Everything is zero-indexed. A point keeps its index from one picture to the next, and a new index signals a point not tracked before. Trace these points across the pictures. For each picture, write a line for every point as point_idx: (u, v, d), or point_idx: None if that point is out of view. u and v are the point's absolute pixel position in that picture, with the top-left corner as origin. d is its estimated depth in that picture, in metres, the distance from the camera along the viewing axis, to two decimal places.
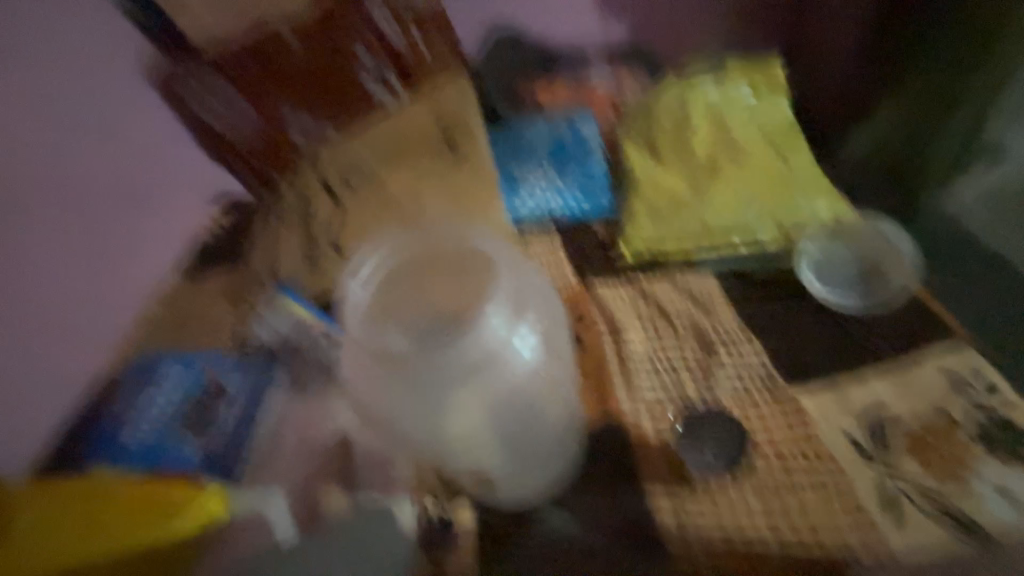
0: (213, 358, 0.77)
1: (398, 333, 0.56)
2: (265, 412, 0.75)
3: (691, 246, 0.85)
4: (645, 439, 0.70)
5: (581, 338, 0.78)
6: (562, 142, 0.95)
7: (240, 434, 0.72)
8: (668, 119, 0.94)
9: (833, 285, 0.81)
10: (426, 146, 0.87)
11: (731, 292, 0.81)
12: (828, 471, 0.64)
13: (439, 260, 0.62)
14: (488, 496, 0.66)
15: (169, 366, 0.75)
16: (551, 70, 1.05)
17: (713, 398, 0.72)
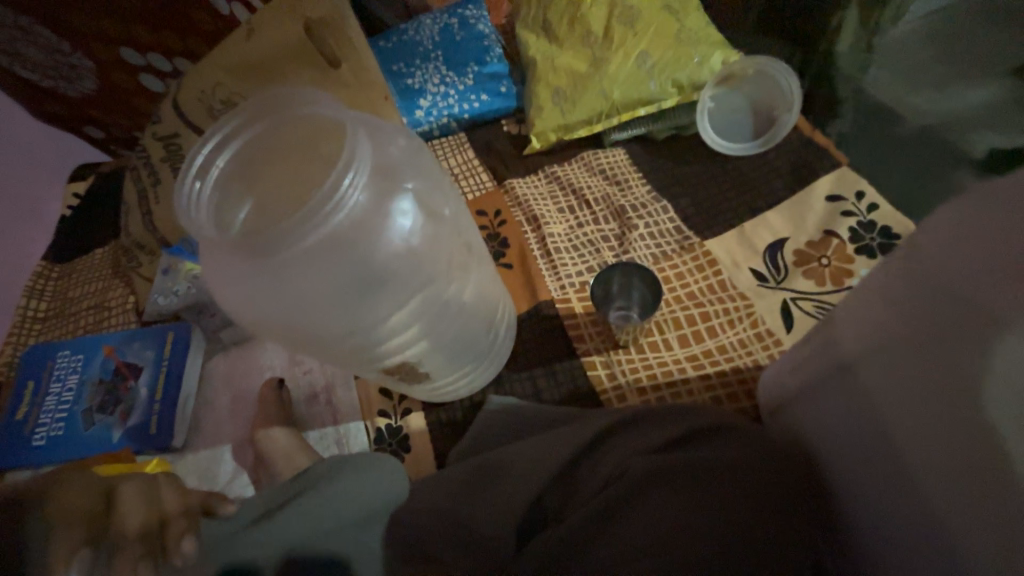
0: (132, 335, 0.82)
1: (362, 244, 0.40)
2: (194, 362, 0.80)
3: (693, 245, 0.74)
4: (565, 378, 0.68)
5: (548, 381, 0.68)
6: (451, 40, 0.93)
7: (168, 377, 0.77)
8: (629, 94, 0.82)
9: (864, 242, 0.67)
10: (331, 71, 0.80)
11: (716, 262, 0.71)
12: (745, 402, 0.61)
13: (310, 143, 0.40)
14: (422, 397, 0.68)
15: (77, 348, 0.81)
16: (462, 133, 0.96)
17: (655, 358, 0.66)
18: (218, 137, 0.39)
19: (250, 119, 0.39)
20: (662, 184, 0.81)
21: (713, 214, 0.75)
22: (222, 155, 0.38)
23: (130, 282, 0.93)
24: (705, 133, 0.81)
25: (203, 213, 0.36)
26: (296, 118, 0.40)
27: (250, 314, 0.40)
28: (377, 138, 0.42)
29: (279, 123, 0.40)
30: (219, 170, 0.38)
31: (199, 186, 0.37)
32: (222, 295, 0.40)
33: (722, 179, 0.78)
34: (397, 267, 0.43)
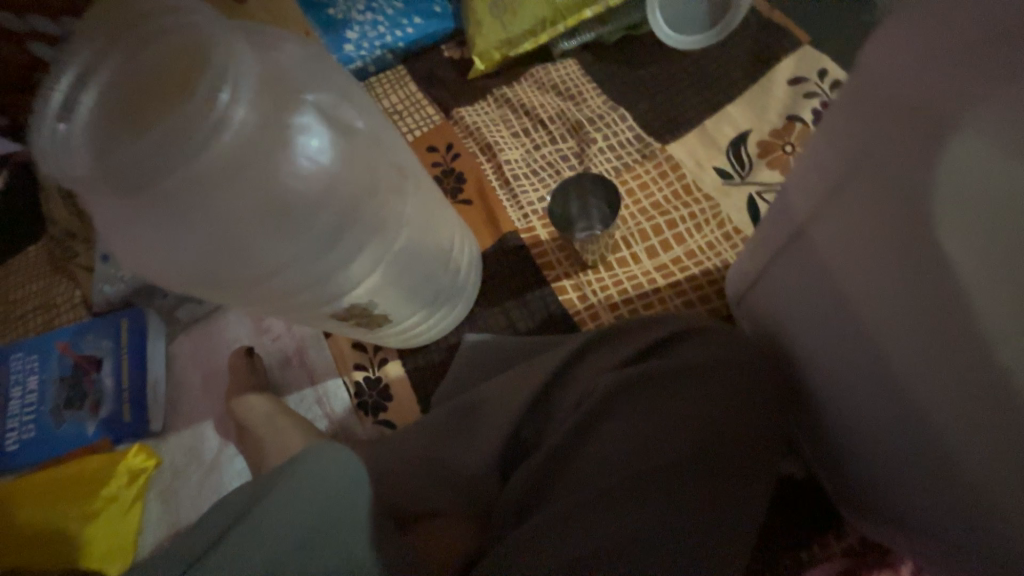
0: (83, 327, 0.77)
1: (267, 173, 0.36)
2: (156, 346, 0.76)
3: (655, 152, 0.70)
4: (536, 307, 0.67)
5: (520, 312, 0.67)
6: None
7: (131, 364, 0.74)
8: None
9: None
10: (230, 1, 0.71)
11: (679, 167, 0.68)
12: (716, 302, 0.61)
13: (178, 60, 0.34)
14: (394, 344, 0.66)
15: (29, 349, 0.77)
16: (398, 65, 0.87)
17: (624, 273, 0.65)
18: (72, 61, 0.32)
19: (106, 37, 0.33)
20: (618, 92, 0.75)
21: (673, 115, 0.71)
22: (80, 83, 0.32)
23: (72, 275, 0.87)
24: (660, 28, 0.73)
25: (76, 152, 0.32)
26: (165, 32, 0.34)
27: (165, 264, 0.38)
28: (264, 46, 0.37)
29: (144, 37, 0.33)
30: (82, 104, 0.32)
31: (65, 123, 0.32)
32: (129, 248, 0.37)
33: (680, 77, 0.73)
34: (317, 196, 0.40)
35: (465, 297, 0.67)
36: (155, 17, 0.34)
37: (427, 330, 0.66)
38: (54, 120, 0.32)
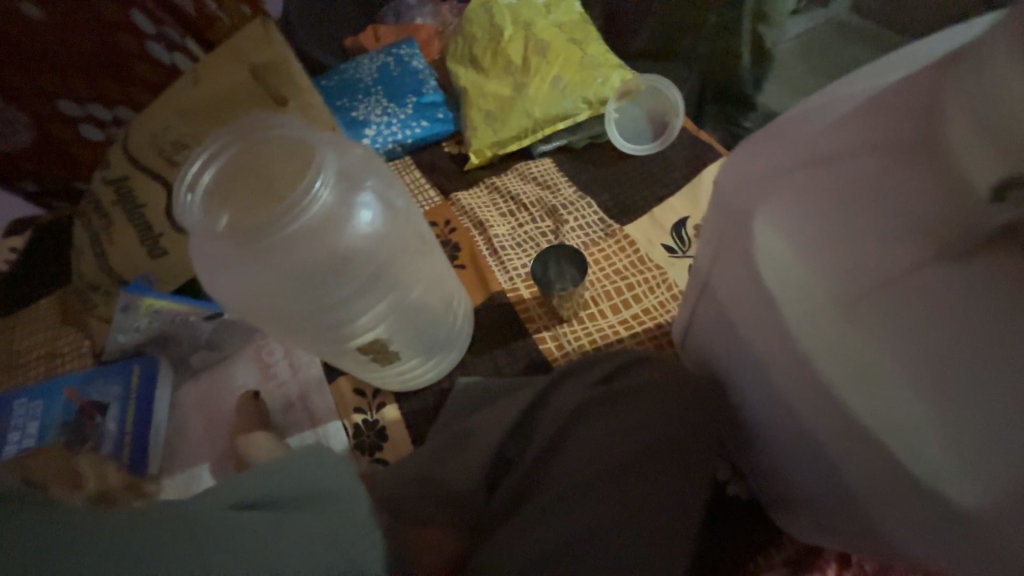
0: (93, 373, 0.83)
1: (329, 237, 0.49)
2: (164, 388, 0.82)
3: (616, 231, 0.87)
4: (519, 354, 0.78)
5: (506, 358, 0.78)
6: (388, 76, 1.06)
7: (141, 405, 0.79)
8: (545, 111, 0.96)
9: None
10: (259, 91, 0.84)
11: (636, 241, 0.85)
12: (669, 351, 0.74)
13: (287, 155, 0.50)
14: (395, 382, 0.76)
15: (33, 397, 0.81)
16: (406, 155, 1.05)
17: (594, 326, 0.78)
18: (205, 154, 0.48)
19: (229, 140, 0.49)
20: (585, 183, 0.94)
21: (629, 203, 0.90)
22: (208, 170, 0.48)
23: (87, 326, 0.94)
24: (615, 138, 0.95)
25: (199, 213, 0.46)
26: (271, 139, 0.50)
27: (240, 299, 0.50)
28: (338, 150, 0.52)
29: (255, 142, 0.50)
30: (206, 182, 0.47)
31: (193, 196, 0.46)
32: (214, 285, 0.49)
33: (633, 175, 0.93)
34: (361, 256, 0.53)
35: (458, 344, 0.78)
36: (266, 129, 0.50)
37: (425, 373, 0.76)
38: (184, 194, 0.46)
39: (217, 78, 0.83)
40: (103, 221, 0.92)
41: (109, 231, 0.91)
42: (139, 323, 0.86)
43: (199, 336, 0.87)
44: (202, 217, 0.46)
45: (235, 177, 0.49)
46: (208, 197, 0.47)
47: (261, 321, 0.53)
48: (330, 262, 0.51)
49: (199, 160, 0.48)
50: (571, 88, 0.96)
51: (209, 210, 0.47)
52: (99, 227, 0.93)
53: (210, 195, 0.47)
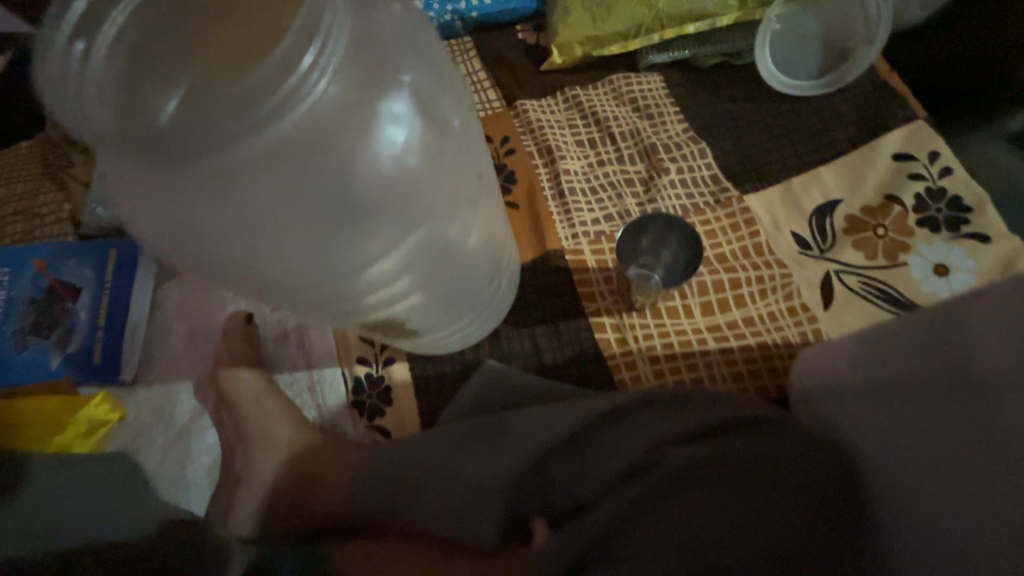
0: (64, 247, 0.69)
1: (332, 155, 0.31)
2: (145, 280, 0.69)
3: (731, 201, 0.64)
4: (568, 339, 0.61)
5: (551, 340, 0.61)
6: None
7: (118, 297, 0.67)
8: (674, 3, 0.67)
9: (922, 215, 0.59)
10: None
11: (755, 222, 0.62)
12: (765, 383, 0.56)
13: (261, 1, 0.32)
14: (413, 349, 0.60)
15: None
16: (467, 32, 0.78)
17: (672, 326, 0.59)
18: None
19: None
20: (701, 122, 0.69)
21: (759, 164, 0.65)
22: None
23: (63, 186, 0.79)
24: (764, 64, 0.67)
25: (100, 91, 0.28)
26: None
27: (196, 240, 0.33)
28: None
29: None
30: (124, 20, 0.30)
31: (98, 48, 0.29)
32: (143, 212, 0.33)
33: (772, 122, 0.66)
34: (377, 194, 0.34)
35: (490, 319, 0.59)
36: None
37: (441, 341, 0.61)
38: (82, 43, 0.28)
39: None
40: None
41: None
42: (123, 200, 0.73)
43: None
44: (113, 88, 0.29)
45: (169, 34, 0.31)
46: (120, 64, 0.29)
47: (234, 280, 0.37)
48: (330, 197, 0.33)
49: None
50: None
51: (121, 85, 0.29)
52: None
53: (126, 49, 0.30)
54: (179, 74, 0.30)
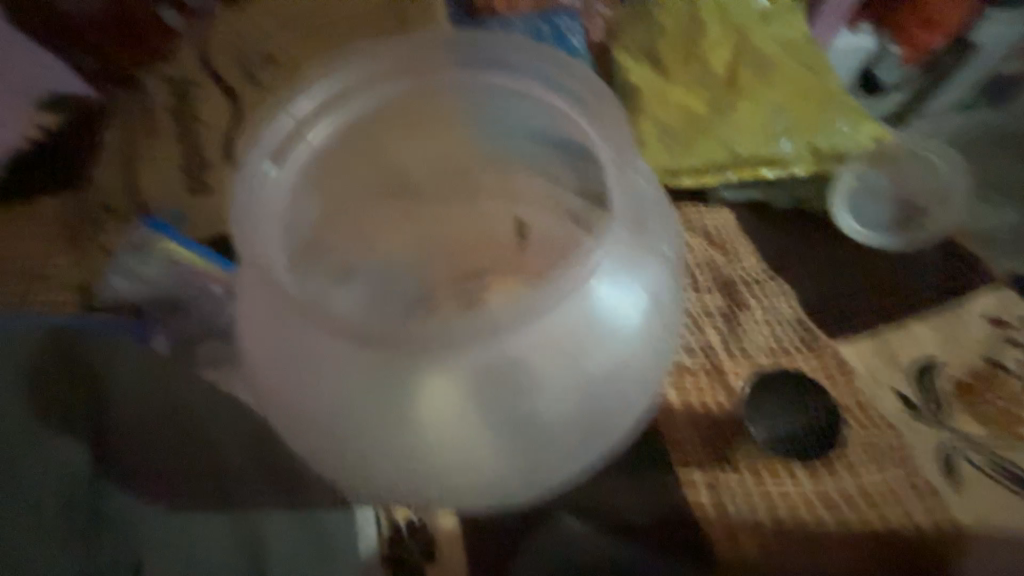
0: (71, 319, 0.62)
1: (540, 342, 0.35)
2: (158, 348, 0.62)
3: (825, 347, 0.59)
4: (660, 498, 0.51)
5: (638, 496, 0.51)
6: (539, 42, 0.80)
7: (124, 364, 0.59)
8: (750, 147, 0.71)
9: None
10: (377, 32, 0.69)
11: (858, 376, 0.57)
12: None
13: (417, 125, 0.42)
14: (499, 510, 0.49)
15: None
16: None
17: (783, 493, 0.50)
18: (325, 101, 0.38)
19: (377, 75, 0.38)
20: (783, 260, 0.67)
21: (844, 310, 0.62)
22: (324, 130, 0.38)
23: (77, 247, 0.71)
24: (844, 217, 0.68)
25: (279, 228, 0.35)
26: (455, 110, 0.41)
27: (413, 384, 0.36)
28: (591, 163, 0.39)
29: (424, 105, 0.40)
30: (312, 146, 0.37)
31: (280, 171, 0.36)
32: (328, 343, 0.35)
33: (854, 270, 0.65)
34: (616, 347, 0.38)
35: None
36: (455, 53, 0.38)
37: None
38: (270, 167, 0.35)
39: None
40: (144, 126, 0.71)
41: (146, 141, 0.71)
42: (149, 272, 0.66)
43: (212, 316, 0.63)
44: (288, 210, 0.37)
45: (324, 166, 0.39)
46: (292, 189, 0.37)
47: (407, 435, 0.37)
48: (576, 352, 0.37)
49: (318, 102, 0.37)
50: (794, 131, 0.71)
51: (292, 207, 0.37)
52: (133, 129, 0.71)
53: (308, 168, 0.38)
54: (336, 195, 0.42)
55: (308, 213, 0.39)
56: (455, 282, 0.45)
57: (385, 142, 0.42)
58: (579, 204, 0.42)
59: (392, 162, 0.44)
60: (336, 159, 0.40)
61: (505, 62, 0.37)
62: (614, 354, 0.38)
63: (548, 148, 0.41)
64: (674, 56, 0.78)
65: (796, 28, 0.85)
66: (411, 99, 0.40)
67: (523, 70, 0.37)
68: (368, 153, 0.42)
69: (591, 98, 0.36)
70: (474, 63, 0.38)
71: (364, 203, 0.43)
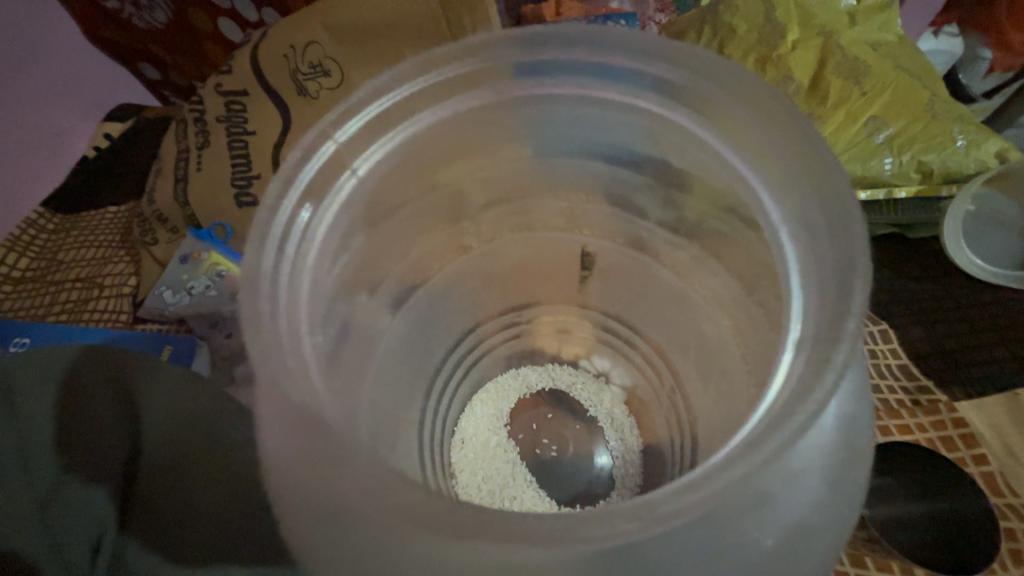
0: (108, 334, 0.61)
1: (721, 529, 0.21)
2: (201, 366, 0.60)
3: (941, 405, 0.50)
4: None
5: None
6: None
7: None
8: (844, 165, 0.62)
9: None
10: (429, 41, 0.66)
11: (985, 445, 0.48)
12: None
13: (483, 142, 0.32)
14: None
15: (26, 334, 0.60)
16: None
17: None
18: (377, 117, 0.28)
19: (433, 74, 0.28)
20: (884, 297, 0.57)
21: (960, 362, 0.52)
22: (373, 158, 0.28)
23: (138, 260, 0.73)
24: (960, 250, 0.58)
25: (308, 298, 0.25)
26: (528, 124, 0.31)
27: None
28: (690, 196, 0.31)
29: (513, 126, 0.31)
30: (359, 179, 0.28)
31: (322, 213, 0.27)
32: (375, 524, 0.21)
33: (971, 313, 0.56)
34: (848, 521, 0.24)
35: (582, 434, 0.42)
36: (549, 56, 0.28)
37: (473, 447, 0.40)
38: (307, 211, 0.26)
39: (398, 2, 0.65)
40: (199, 138, 0.71)
41: (200, 154, 0.70)
42: (196, 285, 0.65)
43: None
44: (322, 261, 0.27)
45: (375, 200, 0.30)
46: (335, 226, 0.27)
47: None
48: (812, 539, 0.22)
49: (366, 119, 0.28)
50: (898, 148, 0.61)
51: (325, 252, 0.27)
52: (190, 142, 0.72)
53: (349, 207, 0.28)
54: (379, 225, 0.32)
55: (352, 264, 0.30)
56: (501, 312, 0.42)
57: (450, 157, 0.32)
58: (655, 235, 0.35)
59: (445, 186, 0.34)
60: (383, 193, 0.31)
61: (617, 64, 0.27)
62: (850, 523, 0.24)
63: (626, 172, 0.33)
64: (749, 63, 0.70)
65: (890, 30, 0.76)
66: (486, 114, 0.30)
67: (625, 70, 0.27)
68: (424, 167, 0.32)
69: (726, 96, 0.26)
70: (570, 67, 0.28)
71: (403, 237, 0.34)
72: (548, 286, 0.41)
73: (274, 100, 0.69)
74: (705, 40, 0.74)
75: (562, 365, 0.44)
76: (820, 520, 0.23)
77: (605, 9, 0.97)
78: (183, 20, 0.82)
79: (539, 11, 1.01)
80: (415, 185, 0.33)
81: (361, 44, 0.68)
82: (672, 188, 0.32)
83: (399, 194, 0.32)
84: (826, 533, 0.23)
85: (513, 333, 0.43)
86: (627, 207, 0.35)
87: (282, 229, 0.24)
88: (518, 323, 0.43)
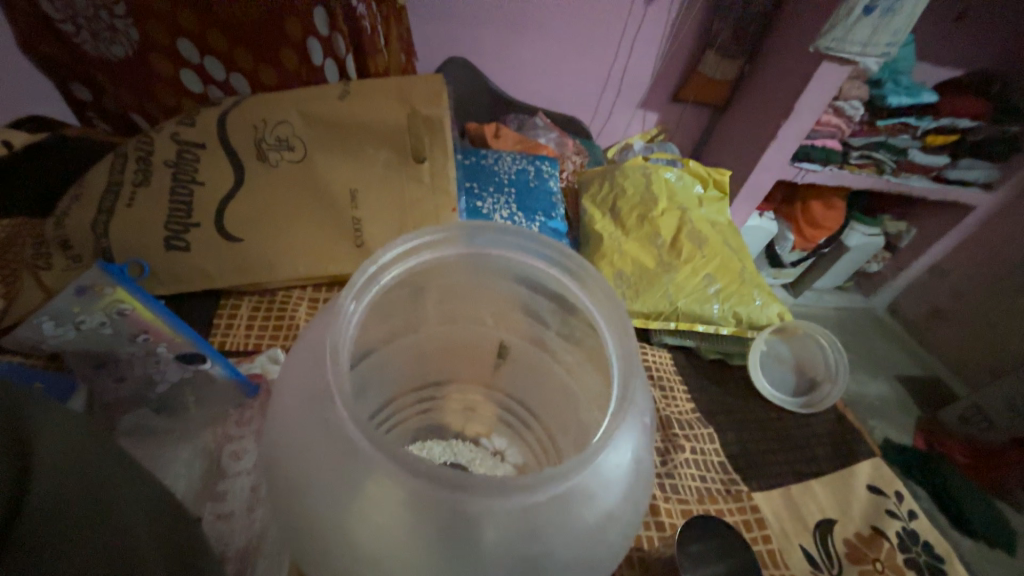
0: None
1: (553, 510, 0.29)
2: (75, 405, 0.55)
3: (743, 494, 0.66)
4: None
5: None
6: (525, 183, 0.96)
7: None
8: (688, 302, 0.85)
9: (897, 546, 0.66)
10: (391, 149, 0.79)
11: (771, 528, 0.64)
12: None
13: (446, 268, 0.43)
14: None
15: None
16: None
17: None
18: (404, 251, 0.39)
19: (441, 232, 0.41)
20: (710, 407, 0.76)
21: (757, 462, 0.71)
22: (393, 271, 0.39)
23: (12, 281, 0.66)
24: (759, 379, 0.81)
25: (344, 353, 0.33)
26: (484, 266, 0.44)
27: (406, 556, 0.28)
28: (579, 324, 0.42)
29: (468, 260, 0.43)
30: (381, 287, 0.38)
31: (359, 307, 0.36)
32: (351, 507, 0.28)
33: (766, 426, 0.76)
34: (630, 530, 0.34)
35: None
36: (506, 237, 0.42)
37: None
38: (352, 304, 0.35)
39: (368, 110, 0.78)
40: (135, 175, 0.71)
41: (134, 191, 0.70)
42: (87, 320, 0.55)
43: (146, 383, 0.58)
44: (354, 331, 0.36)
45: (383, 299, 0.40)
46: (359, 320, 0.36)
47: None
48: (599, 548, 0.32)
49: (398, 250, 0.39)
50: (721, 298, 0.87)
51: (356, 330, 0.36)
52: (124, 176, 0.71)
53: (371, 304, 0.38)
54: (374, 317, 0.41)
55: (355, 343, 0.38)
56: (418, 387, 0.50)
57: (430, 280, 0.43)
58: (554, 342, 0.46)
59: (419, 295, 0.44)
60: (388, 294, 0.40)
61: (538, 248, 0.41)
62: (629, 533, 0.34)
63: (537, 301, 0.45)
64: (632, 216, 0.95)
65: (723, 215, 1.09)
66: (463, 261, 0.43)
67: (547, 253, 0.41)
68: (416, 283, 0.43)
69: (596, 282, 0.39)
70: (515, 239, 0.42)
71: (381, 326, 0.43)
72: (464, 368, 0.51)
73: (233, 159, 0.74)
74: (603, 193, 0.99)
75: (465, 442, 0.51)
76: (615, 524, 0.32)
77: (533, 145, 1.22)
78: (144, 64, 0.85)
79: (481, 133, 1.23)
80: (402, 295, 0.42)
81: (328, 135, 0.78)
82: (569, 316, 0.43)
83: (393, 298, 0.42)
84: (615, 534, 0.33)
85: (425, 407, 0.50)
86: (537, 318, 0.46)
87: (348, 307, 0.34)
88: (433, 398, 0.51)
